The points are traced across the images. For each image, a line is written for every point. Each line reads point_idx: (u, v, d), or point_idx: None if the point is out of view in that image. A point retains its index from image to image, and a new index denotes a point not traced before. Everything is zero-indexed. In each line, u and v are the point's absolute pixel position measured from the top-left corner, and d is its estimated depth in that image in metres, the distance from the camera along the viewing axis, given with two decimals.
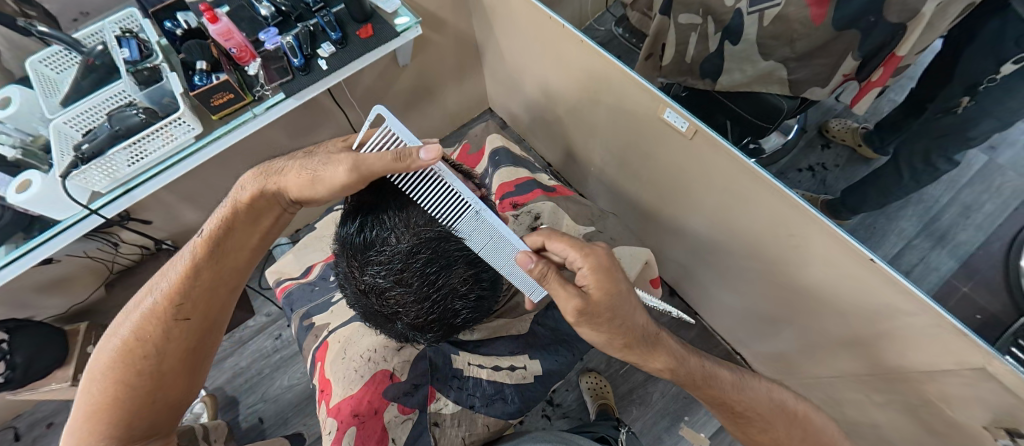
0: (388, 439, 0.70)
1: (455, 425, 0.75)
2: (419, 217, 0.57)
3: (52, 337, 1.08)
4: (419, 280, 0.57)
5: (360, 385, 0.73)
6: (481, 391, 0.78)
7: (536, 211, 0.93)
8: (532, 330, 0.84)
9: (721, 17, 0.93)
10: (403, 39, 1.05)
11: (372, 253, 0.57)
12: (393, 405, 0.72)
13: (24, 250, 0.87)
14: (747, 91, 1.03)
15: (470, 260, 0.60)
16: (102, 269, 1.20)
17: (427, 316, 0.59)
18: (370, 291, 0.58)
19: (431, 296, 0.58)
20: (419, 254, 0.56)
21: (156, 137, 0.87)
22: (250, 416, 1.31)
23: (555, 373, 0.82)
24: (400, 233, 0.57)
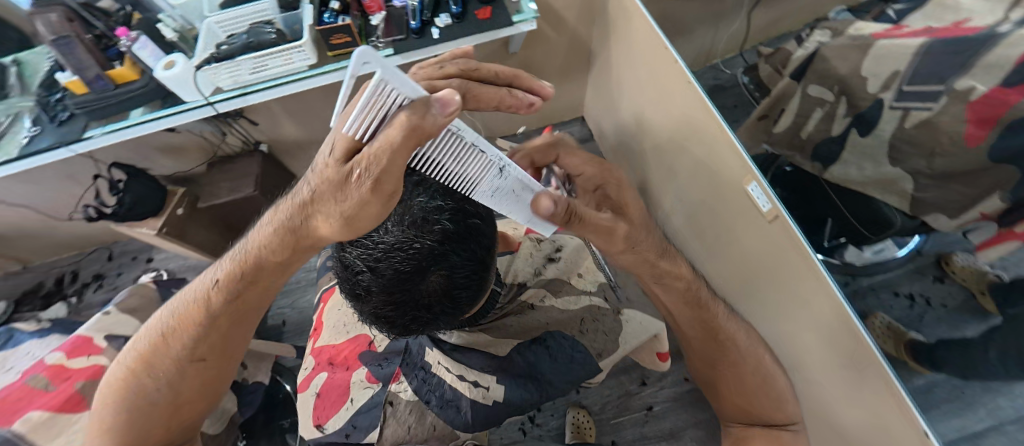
0: (348, 397, 0.73)
1: (406, 411, 0.70)
2: (415, 213, 0.50)
3: (154, 192, 1.28)
4: (392, 276, 0.52)
5: (343, 339, 0.79)
6: (441, 392, 0.70)
7: (559, 243, 0.85)
8: (511, 356, 0.72)
9: (858, 102, 0.83)
10: (515, 30, 1.06)
11: (357, 229, 0.52)
12: (363, 369, 0.75)
13: (153, 116, 1.03)
14: (859, 191, 0.90)
15: (451, 276, 0.54)
16: (208, 149, 1.37)
17: (389, 310, 0.55)
18: (345, 263, 0.55)
19: (397, 296, 0.54)
20: (399, 250, 0.51)
21: (277, 57, 0.98)
22: (276, 316, 1.46)
23: (514, 408, 0.70)
24: (391, 221, 0.50)
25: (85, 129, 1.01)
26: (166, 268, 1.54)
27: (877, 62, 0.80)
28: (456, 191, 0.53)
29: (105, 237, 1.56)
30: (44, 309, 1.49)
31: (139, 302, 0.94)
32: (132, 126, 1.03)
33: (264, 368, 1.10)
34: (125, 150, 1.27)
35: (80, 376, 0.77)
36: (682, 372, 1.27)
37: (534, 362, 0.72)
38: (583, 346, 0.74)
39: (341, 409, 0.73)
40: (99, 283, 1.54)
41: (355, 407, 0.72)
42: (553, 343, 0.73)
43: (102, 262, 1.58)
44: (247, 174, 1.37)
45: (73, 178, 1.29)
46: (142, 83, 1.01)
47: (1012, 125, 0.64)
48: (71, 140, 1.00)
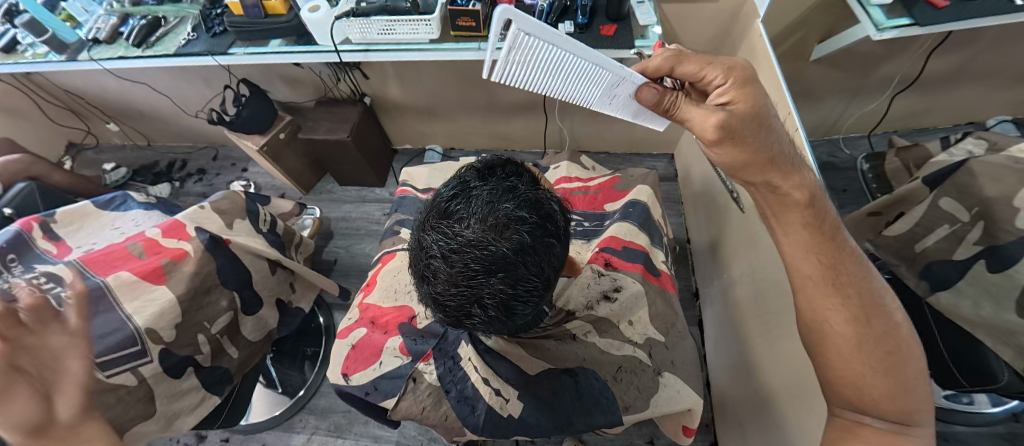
0: (378, 359, 0.78)
1: (425, 394, 0.70)
2: (498, 217, 0.52)
3: (267, 113, 1.43)
4: (461, 270, 0.52)
5: (389, 305, 0.85)
6: (462, 387, 0.69)
7: (618, 282, 0.80)
8: (539, 379, 0.68)
9: (996, 233, 0.73)
10: (634, 54, 1.04)
11: (442, 217, 0.54)
12: (399, 339, 0.79)
13: (289, 50, 1.13)
14: (967, 329, 0.79)
15: (516, 287, 0.53)
16: (321, 90, 1.51)
17: (448, 301, 0.55)
18: (419, 245, 0.56)
19: (460, 290, 0.53)
20: (476, 248, 0.51)
21: (406, 25, 1.04)
22: (330, 253, 1.58)
23: (527, 430, 0.67)
24: (474, 218, 0.52)
25: (231, 45, 1.14)
26: (254, 181, 1.71)
27: None
28: (542, 211, 0.55)
29: (215, 140, 1.75)
30: (153, 185, 1.72)
31: (230, 206, 1.05)
32: (268, 54, 1.14)
33: (309, 297, 1.19)
34: (255, 71, 1.42)
35: (168, 255, 0.86)
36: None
37: (558, 392, 0.68)
38: (612, 393, 0.69)
39: (369, 367, 0.78)
40: (199, 177, 1.74)
41: (382, 371, 0.77)
42: (583, 380, 0.69)
43: (206, 160, 1.78)
44: (345, 120, 1.47)
45: (208, 82, 1.46)
46: (287, 19, 1.12)
47: None
48: (219, 53, 1.13)
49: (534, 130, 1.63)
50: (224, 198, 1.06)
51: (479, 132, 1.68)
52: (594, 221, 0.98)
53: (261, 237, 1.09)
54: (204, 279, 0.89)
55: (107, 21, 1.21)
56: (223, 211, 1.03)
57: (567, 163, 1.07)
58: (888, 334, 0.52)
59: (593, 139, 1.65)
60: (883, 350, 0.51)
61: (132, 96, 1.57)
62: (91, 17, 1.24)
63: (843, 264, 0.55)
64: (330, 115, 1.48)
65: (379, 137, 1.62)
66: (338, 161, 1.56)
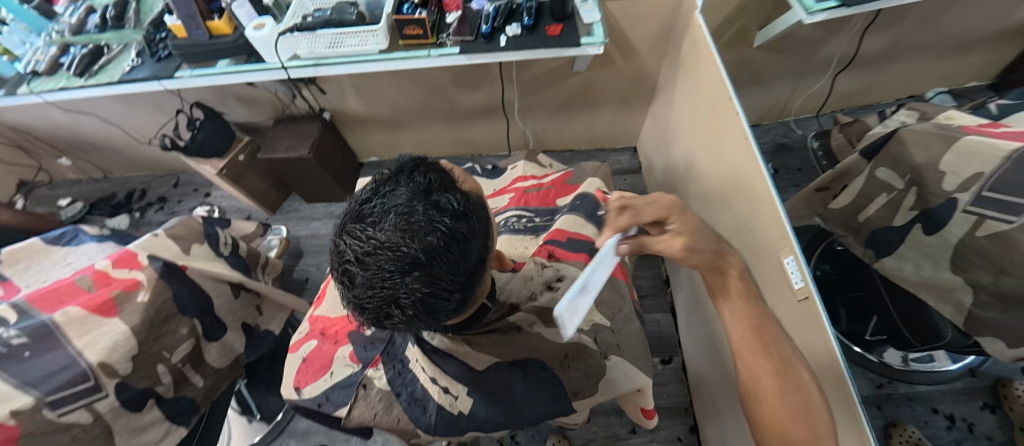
0: (329, 369, 0.79)
1: (376, 399, 0.71)
2: (411, 213, 0.52)
3: (224, 136, 1.42)
4: (375, 271, 0.52)
5: (337, 315, 0.87)
6: (412, 388, 0.69)
7: (561, 272, 0.80)
8: (486, 374, 0.66)
9: (928, 197, 0.76)
10: (582, 51, 1.06)
11: (356, 220, 0.54)
12: (348, 347, 0.81)
13: (238, 69, 1.12)
14: (910, 291, 0.82)
15: (433, 283, 0.52)
16: (279, 108, 1.49)
17: (369, 305, 0.54)
18: (339, 252, 0.56)
19: (378, 292, 0.53)
20: (389, 247, 0.51)
21: (353, 36, 1.04)
22: (301, 272, 1.56)
23: (481, 425, 0.66)
24: (387, 218, 0.52)
25: (177, 68, 1.13)
26: (218, 205, 1.68)
27: (960, 159, 0.73)
28: (456, 206, 0.55)
29: (175, 166, 1.72)
30: (112, 217, 1.67)
31: (185, 232, 1.03)
32: (216, 75, 1.12)
33: (278, 317, 1.17)
34: (207, 93, 1.40)
35: (118, 286, 0.84)
36: (677, 430, 1.23)
37: (509, 385, 0.66)
38: (562, 379, 0.70)
39: (320, 378, 0.79)
40: (160, 205, 1.69)
41: (334, 380, 0.78)
42: (532, 370, 0.68)
43: (167, 187, 1.74)
44: (305, 137, 1.45)
45: (159, 107, 1.43)
46: (233, 38, 1.10)
47: None
48: (164, 76, 1.11)
49: (496, 132, 1.64)
50: (180, 224, 1.03)
51: (442, 139, 1.68)
52: (547, 216, 1.00)
53: (222, 261, 1.07)
54: (160, 307, 0.87)
55: (46, 52, 1.17)
56: (179, 236, 1.01)
57: (524, 163, 1.08)
58: (795, 384, 0.56)
59: (557, 138, 1.67)
60: (793, 397, 0.55)
61: (82, 128, 1.52)
62: (28, 49, 1.20)
63: (766, 328, 0.61)
64: (289, 133, 1.47)
65: (341, 151, 1.61)
66: (301, 178, 1.55)
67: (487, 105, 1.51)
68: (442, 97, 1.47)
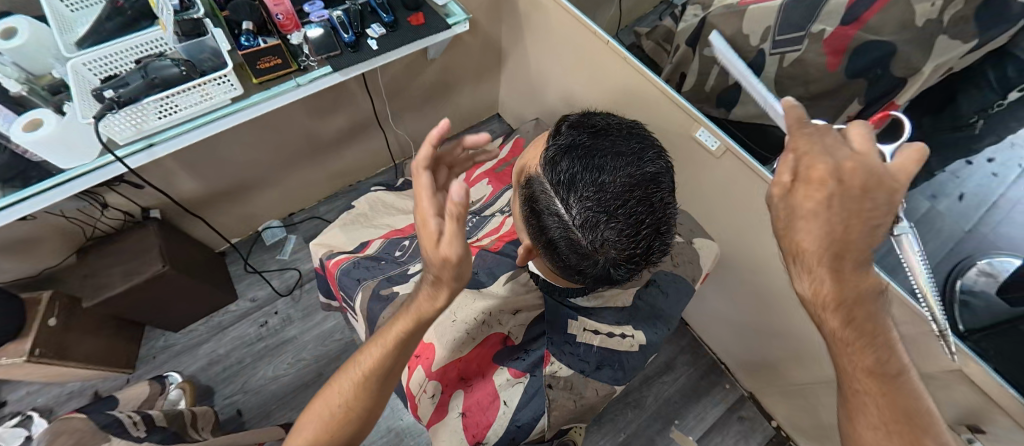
0: (501, 400, 0.66)
1: (566, 389, 0.67)
2: (635, 155, 0.53)
3: (12, 306, 0.95)
4: (635, 212, 0.52)
5: (469, 349, 0.69)
6: (594, 356, 0.70)
7: None
8: (635, 305, 0.75)
9: (745, 54, 1.07)
10: (451, 32, 1.07)
11: (587, 183, 0.51)
12: (503, 369, 0.68)
13: (34, 190, 0.77)
14: (757, 122, 1.13)
15: (666, 208, 0.56)
16: (77, 234, 1.07)
17: (626, 257, 0.54)
18: (576, 224, 0.52)
19: (641, 230, 0.53)
20: (636, 191, 0.52)
21: (192, 93, 0.82)
22: (225, 408, 1.22)
23: (654, 347, 0.75)
24: (619, 165, 0.52)
25: None
26: (33, 407, 1.14)
27: (753, 22, 1.03)
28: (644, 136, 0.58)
29: None
30: None
31: (76, 440, 0.70)
32: None
33: None
34: None
35: None
36: None
37: (655, 305, 0.76)
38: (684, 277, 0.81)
39: (498, 416, 0.65)
40: None
41: (513, 408, 0.66)
42: (664, 282, 0.79)
43: None
44: (145, 251, 1.09)
45: None
46: None
47: (856, 51, 0.89)
48: None
49: (370, 151, 1.53)
50: (62, 435, 0.69)
51: (313, 181, 1.47)
52: None
53: None
54: None
55: None
56: None
57: None
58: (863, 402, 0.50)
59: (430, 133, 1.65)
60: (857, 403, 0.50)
61: None
62: None
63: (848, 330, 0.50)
64: (117, 256, 1.08)
65: (197, 248, 1.26)
66: (161, 304, 1.17)
67: (353, 126, 1.39)
68: (301, 134, 1.28)
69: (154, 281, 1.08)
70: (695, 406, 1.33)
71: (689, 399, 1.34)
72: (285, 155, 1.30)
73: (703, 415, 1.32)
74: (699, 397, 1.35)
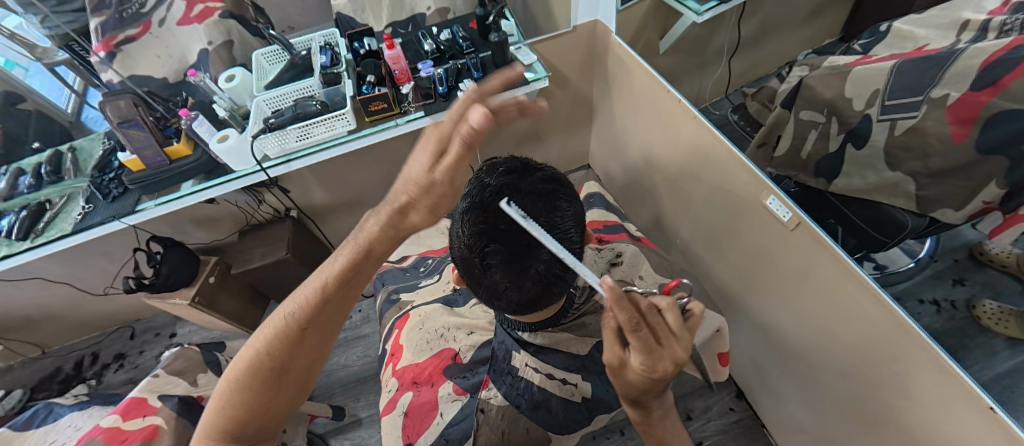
0: (437, 412, 0.70)
1: (499, 417, 0.65)
2: (532, 193, 0.53)
3: (192, 263, 1.33)
4: (514, 244, 0.51)
5: (427, 356, 0.79)
6: (530, 395, 0.66)
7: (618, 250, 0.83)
8: (590, 355, 0.68)
9: (848, 120, 0.94)
10: (531, 87, 1.19)
11: (478, 211, 0.52)
12: (449, 383, 0.73)
13: (216, 183, 1.11)
14: (868, 199, 0.96)
15: (562, 248, 0.54)
16: (242, 219, 1.44)
17: (511, 284, 0.53)
18: (467, 246, 0.53)
19: (522, 264, 0.52)
20: (520, 224, 0.52)
21: (320, 125, 1.09)
22: None
23: (603, 404, 0.69)
24: (511, 198, 0.53)
25: (138, 202, 1.09)
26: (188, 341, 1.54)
27: (857, 85, 0.91)
28: (560, 181, 0.58)
29: (129, 316, 1.57)
30: (63, 393, 1.47)
31: (184, 365, 0.94)
32: (183, 196, 1.10)
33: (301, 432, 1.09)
34: (162, 225, 1.33)
35: (137, 437, 0.74)
36: (726, 401, 1.28)
37: None
38: None
39: (431, 425, 0.70)
40: (120, 363, 1.52)
41: (446, 422, 0.69)
42: None
43: (123, 342, 1.57)
44: (278, 239, 1.41)
45: (110, 254, 1.33)
46: (195, 157, 1.11)
47: (991, 122, 0.72)
48: (124, 214, 1.07)
49: None
50: (178, 358, 0.94)
51: None
52: None
53: None
54: None
55: None
56: (181, 371, 0.92)
57: None
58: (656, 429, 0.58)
59: None
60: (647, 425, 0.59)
61: (11, 306, 1.35)
62: None
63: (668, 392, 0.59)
64: (261, 239, 1.42)
65: (316, 246, 1.57)
66: (280, 283, 1.48)
67: None
68: None
69: (278, 264, 1.39)
70: None
71: None
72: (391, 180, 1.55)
73: None
74: None
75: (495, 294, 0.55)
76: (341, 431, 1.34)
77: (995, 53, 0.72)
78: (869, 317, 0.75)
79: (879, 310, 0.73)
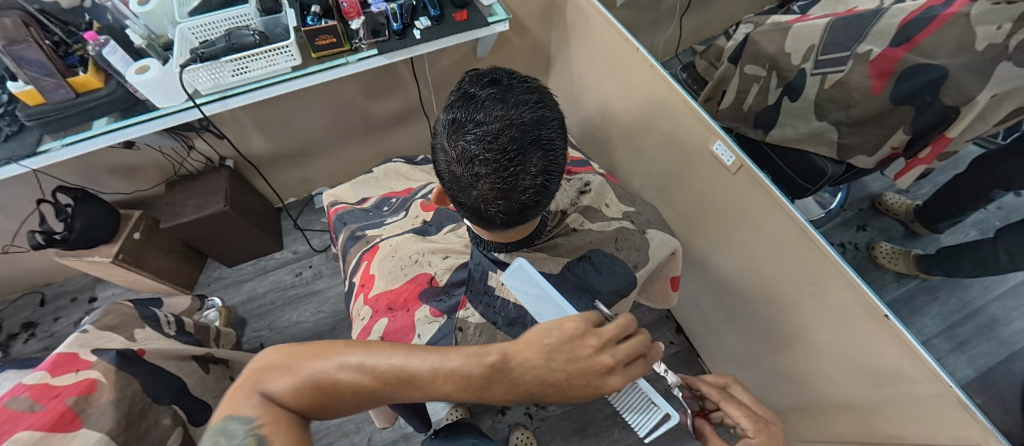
0: (415, 333, 0.71)
1: (476, 335, 0.67)
2: (518, 101, 0.53)
3: (112, 216, 1.19)
4: (503, 153, 0.52)
5: (400, 283, 0.78)
6: (506, 312, 0.67)
7: (586, 180, 0.84)
8: (563, 273, 0.71)
9: (785, 74, 1.01)
10: (490, 30, 1.15)
11: (466, 120, 0.52)
12: (425, 306, 0.74)
13: (134, 121, 0.98)
14: (795, 147, 1.06)
15: (548, 158, 0.55)
16: (169, 168, 1.30)
17: (499, 194, 0.54)
18: (455, 157, 0.54)
19: (511, 172, 0.52)
20: (507, 133, 0.52)
21: (260, 59, 0.99)
22: (251, 340, 1.38)
23: None
24: (496, 108, 0.52)
25: (38, 142, 0.94)
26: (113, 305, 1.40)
27: (796, 41, 0.98)
28: (545, 93, 0.58)
29: (36, 280, 1.39)
30: None
31: (118, 320, 0.85)
32: (97, 136, 0.96)
33: None
34: (69, 173, 1.16)
35: (71, 392, 0.68)
36: (668, 337, 1.41)
37: (584, 278, 0.72)
38: (621, 261, 0.75)
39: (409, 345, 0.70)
40: (30, 332, 1.35)
41: (425, 342, 0.70)
42: (598, 259, 0.73)
43: (31, 309, 1.39)
44: (214, 190, 1.30)
45: (5, 207, 1.15)
46: (107, 92, 0.97)
47: (903, 75, 0.82)
48: (24, 155, 0.91)
49: (416, 137, 1.67)
50: (110, 313, 0.85)
51: (364, 157, 1.64)
52: None
53: (174, 340, 0.93)
54: (129, 403, 0.73)
55: None
56: (114, 326, 0.84)
57: None
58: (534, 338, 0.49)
59: None
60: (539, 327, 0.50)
61: None
62: None
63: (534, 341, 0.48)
64: (193, 191, 1.30)
65: (257, 199, 1.46)
66: (220, 239, 1.37)
67: (403, 111, 1.52)
68: (357, 112, 1.44)
69: (216, 217, 1.28)
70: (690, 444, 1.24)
71: (686, 435, 1.25)
72: (341, 129, 1.46)
73: None
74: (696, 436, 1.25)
75: (482, 207, 0.57)
76: None
77: (912, 13, 0.81)
78: (793, 247, 0.85)
79: (799, 238, 0.83)
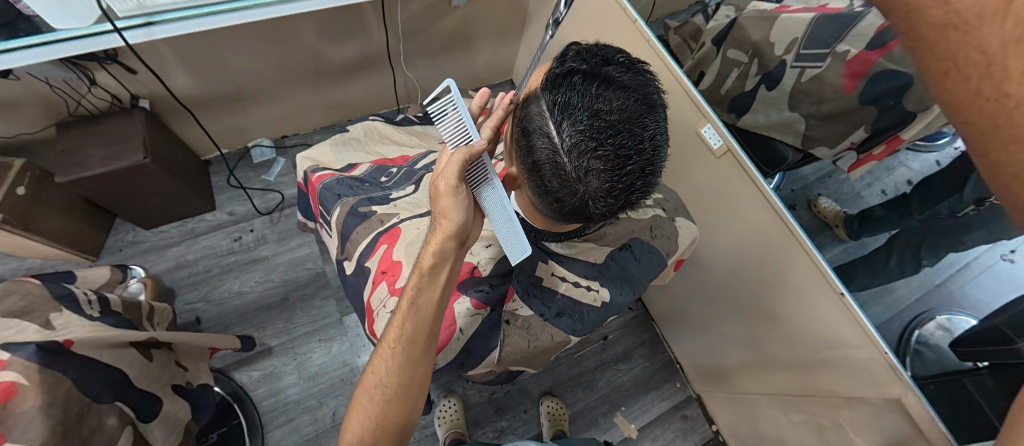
0: (457, 327, 0.68)
1: (524, 328, 0.70)
2: (634, 90, 0.53)
3: None
4: (621, 147, 0.51)
5: None
6: (557, 301, 0.72)
7: None
8: (607, 262, 0.75)
9: (766, 63, 1.06)
10: None
11: (583, 107, 0.51)
12: (466, 297, 0.69)
13: (20, 44, 0.74)
14: (763, 134, 1.13)
15: (655, 154, 0.55)
16: (60, 106, 1.03)
17: (607, 192, 0.54)
18: (565, 149, 0.53)
19: (625, 168, 0.52)
20: (626, 124, 0.51)
21: None
22: (185, 313, 1.21)
23: (615, 307, 0.75)
24: (615, 97, 0.51)
25: None
26: None
27: (782, 31, 1.02)
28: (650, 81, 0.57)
29: None
30: None
31: (25, 303, 0.68)
32: None
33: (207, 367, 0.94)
34: None
35: None
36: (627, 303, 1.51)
37: (625, 267, 0.75)
38: (655, 249, 0.79)
39: (451, 340, 0.67)
40: None
41: (467, 336, 0.68)
42: (638, 249, 0.77)
43: None
44: (129, 137, 1.06)
45: None
46: None
47: (874, 77, 0.90)
48: None
49: (376, 88, 1.50)
50: (10, 295, 0.67)
51: (314, 107, 1.45)
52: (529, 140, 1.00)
53: (101, 323, 0.77)
54: (64, 407, 0.60)
55: None
56: (20, 312, 0.67)
57: None
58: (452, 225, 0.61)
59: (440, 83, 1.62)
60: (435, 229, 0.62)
61: None
62: None
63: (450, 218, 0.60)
64: (97, 136, 1.05)
65: (183, 149, 1.23)
66: (136, 198, 1.14)
67: (364, 57, 1.35)
68: (310, 54, 1.24)
69: (132, 171, 1.05)
70: (643, 398, 1.37)
71: (640, 390, 1.38)
72: (289, 72, 1.26)
73: (648, 408, 1.36)
74: (648, 390, 1.38)
75: (583, 202, 0.56)
76: (245, 362, 1.19)
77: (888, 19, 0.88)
78: (766, 227, 0.93)
79: (774, 221, 0.90)
